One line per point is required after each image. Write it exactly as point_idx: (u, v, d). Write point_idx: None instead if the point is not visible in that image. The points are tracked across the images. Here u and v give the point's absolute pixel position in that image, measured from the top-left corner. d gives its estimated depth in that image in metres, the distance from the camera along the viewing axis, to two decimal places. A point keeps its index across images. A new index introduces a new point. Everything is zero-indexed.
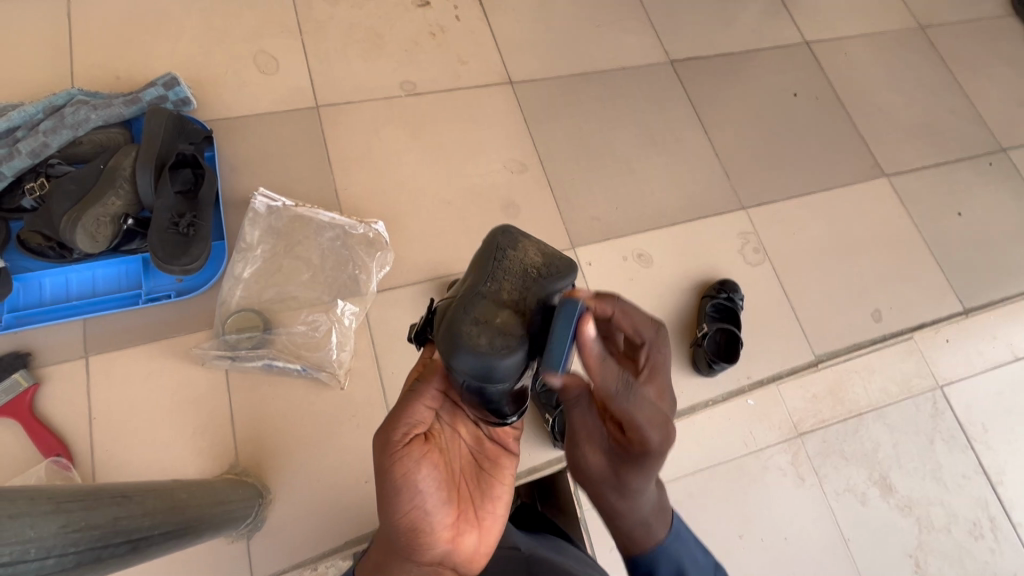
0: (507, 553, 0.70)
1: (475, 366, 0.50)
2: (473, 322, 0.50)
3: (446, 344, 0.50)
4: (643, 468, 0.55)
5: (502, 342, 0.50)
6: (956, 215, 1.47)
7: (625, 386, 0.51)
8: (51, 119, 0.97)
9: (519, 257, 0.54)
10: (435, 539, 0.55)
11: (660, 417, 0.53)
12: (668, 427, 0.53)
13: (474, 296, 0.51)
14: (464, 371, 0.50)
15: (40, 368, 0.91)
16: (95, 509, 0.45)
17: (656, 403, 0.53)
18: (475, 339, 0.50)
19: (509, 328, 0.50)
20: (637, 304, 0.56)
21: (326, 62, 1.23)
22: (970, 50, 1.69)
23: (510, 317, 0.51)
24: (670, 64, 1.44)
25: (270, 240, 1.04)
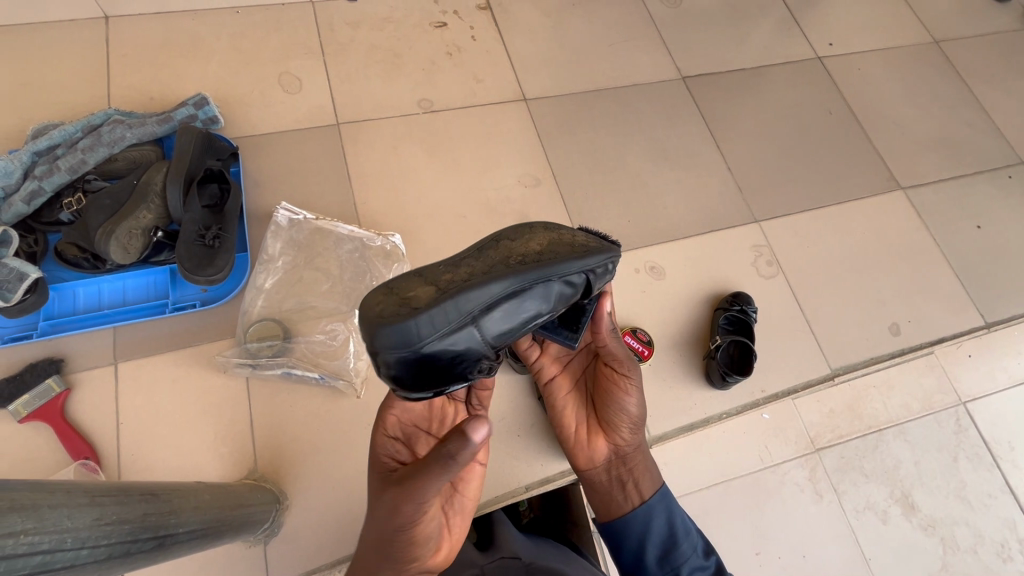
0: (505, 563, 0.73)
1: (388, 336, 0.50)
2: (389, 292, 0.54)
3: (362, 322, 0.52)
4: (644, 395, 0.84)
5: (410, 305, 0.51)
6: (976, 228, 1.46)
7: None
8: (89, 137, 1.03)
9: (498, 250, 0.58)
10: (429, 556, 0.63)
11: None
12: None
13: (414, 273, 0.55)
14: (381, 344, 0.51)
15: (72, 374, 0.94)
16: (125, 505, 0.47)
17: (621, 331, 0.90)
18: (380, 308, 0.52)
19: (423, 295, 0.52)
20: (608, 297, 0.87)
21: (347, 81, 1.27)
22: (987, 64, 1.69)
23: (425, 289, 0.53)
24: (682, 80, 1.47)
25: (291, 252, 1.08)
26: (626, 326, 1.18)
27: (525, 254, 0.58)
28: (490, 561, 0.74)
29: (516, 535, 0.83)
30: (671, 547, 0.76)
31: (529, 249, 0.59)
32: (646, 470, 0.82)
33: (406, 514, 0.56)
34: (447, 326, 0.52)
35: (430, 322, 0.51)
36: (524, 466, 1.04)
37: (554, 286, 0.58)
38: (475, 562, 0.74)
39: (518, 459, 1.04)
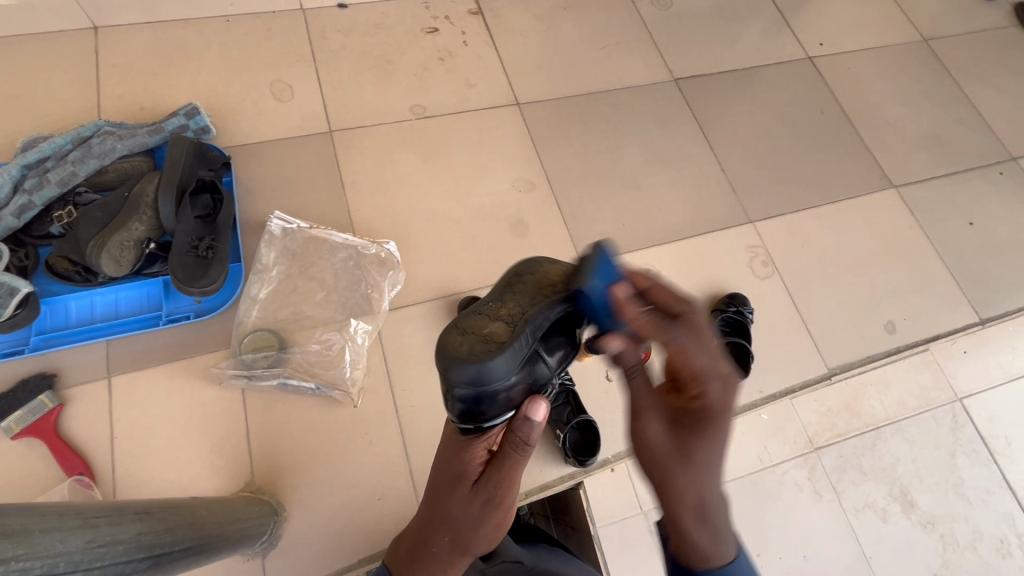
0: (507, 568, 0.73)
1: (467, 373, 0.55)
2: (463, 333, 0.58)
3: (444, 364, 0.57)
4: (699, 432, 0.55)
5: (491, 343, 0.57)
6: (969, 225, 1.46)
7: (665, 323, 0.56)
8: (79, 149, 1.02)
9: (539, 278, 0.65)
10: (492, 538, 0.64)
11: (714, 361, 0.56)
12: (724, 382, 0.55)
13: (471, 314, 0.61)
14: (459, 380, 0.56)
15: (64, 389, 0.93)
16: (119, 526, 0.46)
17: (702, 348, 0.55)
18: (462, 346, 0.57)
19: (499, 332, 0.58)
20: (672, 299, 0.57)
21: (339, 89, 1.27)
22: (976, 62, 1.70)
23: (494, 325, 0.59)
24: (674, 82, 1.47)
25: (286, 261, 1.07)
26: None
27: (559, 279, 0.66)
28: (491, 565, 0.74)
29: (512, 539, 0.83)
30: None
31: (558, 280, 0.65)
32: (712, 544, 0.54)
33: (507, 505, 0.59)
34: (521, 359, 0.58)
35: (507, 360, 0.57)
36: (523, 472, 1.03)
37: (593, 313, 0.65)
38: (475, 566, 0.74)
39: None
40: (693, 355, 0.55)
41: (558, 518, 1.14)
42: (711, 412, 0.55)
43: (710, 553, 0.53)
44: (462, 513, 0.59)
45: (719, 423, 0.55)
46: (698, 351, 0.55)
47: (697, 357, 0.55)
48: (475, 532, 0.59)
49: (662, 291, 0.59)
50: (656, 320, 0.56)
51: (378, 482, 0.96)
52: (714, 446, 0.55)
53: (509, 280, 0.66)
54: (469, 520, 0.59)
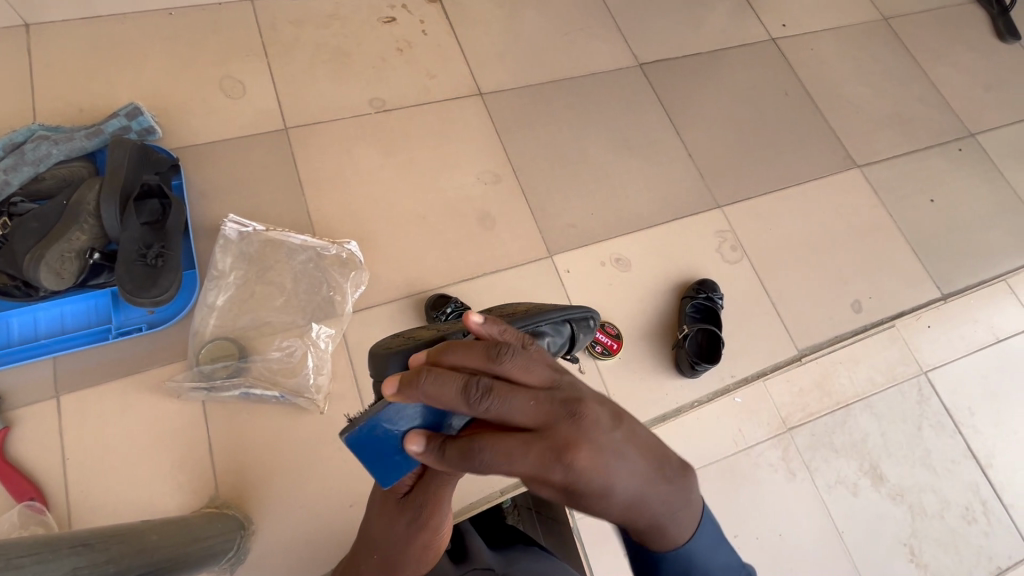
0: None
1: (396, 371, 0.52)
2: (395, 341, 0.58)
3: (374, 361, 0.56)
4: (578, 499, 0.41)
5: (417, 345, 0.55)
6: (930, 202, 1.49)
7: (468, 404, 0.39)
8: (11, 156, 0.96)
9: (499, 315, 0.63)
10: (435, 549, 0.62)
11: (545, 416, 0.40)
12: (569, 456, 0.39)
13: (412, 332, 0.62)
14: (387, 384, 0.53)
15: (10, 411, 0.89)
16: (49, 562, 0.43)
17: (529, 405, 0.40)
18: (391, 347, 0.57)
19: (430, 337, 0.57)
20: (504, 399, 0.39)
21: (294, 83, 1.22)
22: (934, 40, 1.72)
23: (426, 336, 0.58)
24: (639, 67, 1.45)
25: (242, 266, 1.03)
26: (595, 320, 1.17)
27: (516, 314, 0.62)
28: (459, 569, 0.75)
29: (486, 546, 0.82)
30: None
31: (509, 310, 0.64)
32: (659, 530, 0.46)
33: (433, 527, 0.58)
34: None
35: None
36: (497, 469, 1.02)
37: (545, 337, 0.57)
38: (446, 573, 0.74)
39: None
40: (512, 420, 0.40)
41: (540, 513, 1.13)
42: (577, 486, 0.40)
43: (666, 539, 0.47)
44: (389, 533, 0.59)
45: (591, 489, 0.40)
46: (518, 439, 0.39)
47: (514, 416, 0.40)
48: (407, 550, 0.59)
49: (439, 399, 0.39)
50: (461, 401, 0.39)
51: (349, 488, 0.94)
52: (600, 501, 0.41)
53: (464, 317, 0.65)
54: (395, 537, 0.58)
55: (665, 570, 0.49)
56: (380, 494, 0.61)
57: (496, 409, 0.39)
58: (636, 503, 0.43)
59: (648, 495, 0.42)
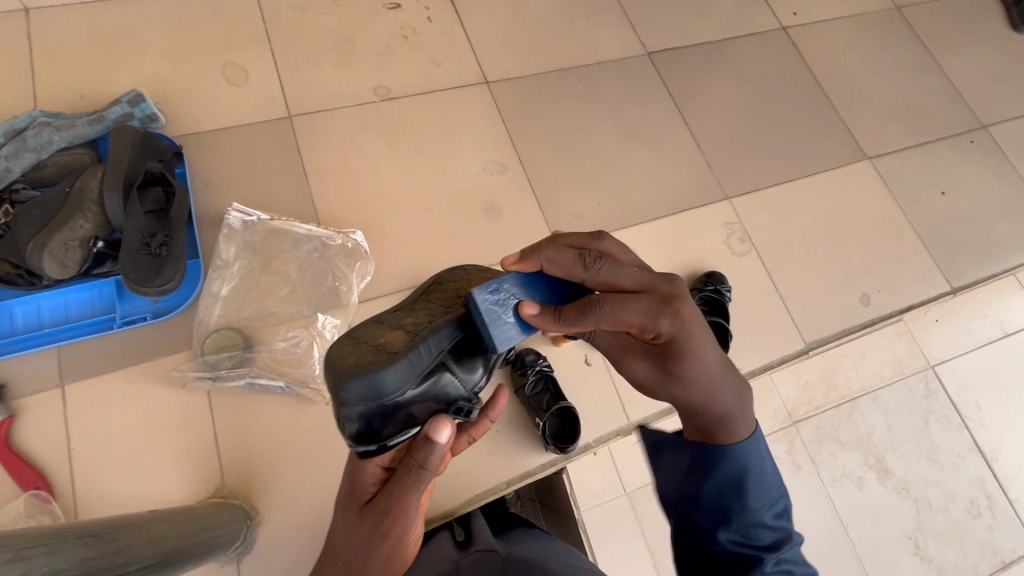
0: (482, 557, 0.72)
1: (370, 381, 0.49)
2: (354, 344, 0.52)
3: (332, 374, 0.50)
4: (681, 359, 0.54)
5: (385, 351, 0.51)
6: (941, 195, 1.47)
7: (585, 266, 0.53)
8: (13, 142, 0.95)
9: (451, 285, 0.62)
10: (402, 560, 0.59)
11: (647, 282, 0.52)
12: (676, 312, 0.52)
13: (370, 324, 0.55)
14: (352, 397, 0.49)
15: (14, 400, 0.88)
16: (58, 553, 0.42)
17: (632, 274, 0.53)
18: (350, 357, 0.51)
19: (396, 341, 0.52)
20: (615, 269, 0.52)
21: (297, 71, 1.20)
22: (948, 30, 1.69)
23: (392, 334, 0.53)
24: (647, 56, 1.43)
25: (246, 256, 1.02)
26: None
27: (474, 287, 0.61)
28: (465, 555, 0.74)
29: (489, 531, 0.82)
30: (735, 498, 0.55)
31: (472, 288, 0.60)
32: (728, 423, 0.56)
33: (397, 535, 0.55)
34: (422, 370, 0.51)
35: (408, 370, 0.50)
36: (503, 461, 1.02)
37: None
38: (451, 558, 0.73)
39: (497, 455, 1.02)
40: (619, 285, 0.52)
41: (544, 503, 1.13)
42: (678, 338, 0.53)
43: (724, 436, 0.56)
44: (352, 538, 0.56)
45: (687, 343, 0.53)
46: (633, 298, 0.51)
47: (621, 281, 0.52)
48: (372, 560, 0.56)
49: (558, 263, 0.53)
50: (577, 267, 0.53)
51: None
52: (691, 362, 0.54)
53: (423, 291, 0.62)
54: (357, 545, 0.56)
55: (722, 472, 0.55)
56: (346, 495, 0.59)
57: (605, 273, 0.52)
58: (711, 383, 0.55)
59: (719, 380, 0.55)
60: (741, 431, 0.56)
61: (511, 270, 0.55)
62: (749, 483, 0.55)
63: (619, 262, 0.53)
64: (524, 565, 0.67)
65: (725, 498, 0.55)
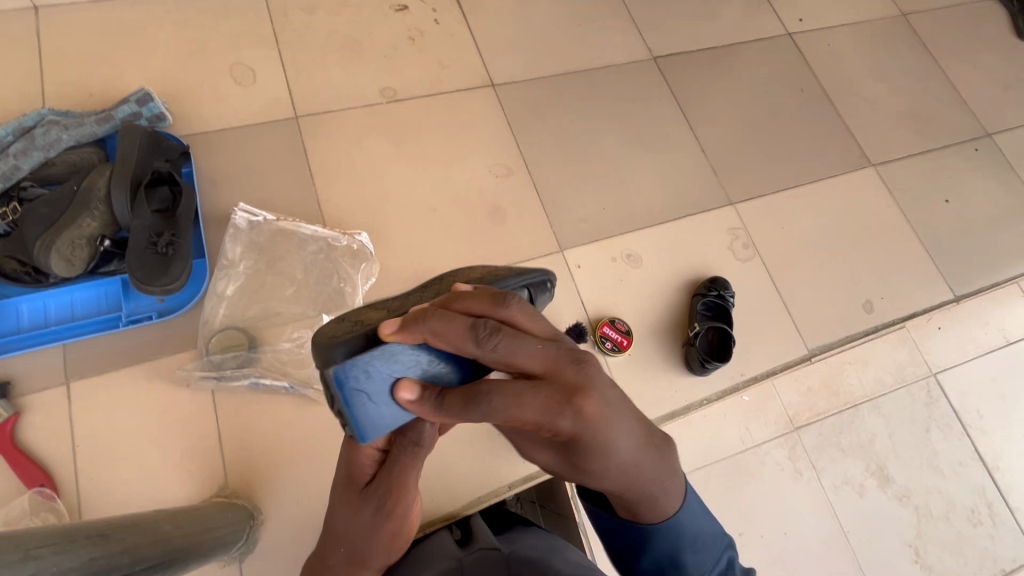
0: (484, 554, 0.70)
1: (360, 352, 0.46)
2: (343, 323, 0.50)
3: (317, 347, 0.47)
4: (576, 457, 0.47)
5: (370, 327, 0.49)
6: (945, 203, 1.47)
7: (479, 342, 0.42)
8: (22, 140, 0.96)
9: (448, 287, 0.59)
10: (405, 538, 0.60)
11: (554, 363, 0.43)
12: (580, 407, 0.44)
13: (360, 311, 0.53)
14: (338, 366, 0.45)
15: (20, 397, 0.89)
16: (67, 553, 0.43)
17: (540, 355, 0.43)
18: (337, 333, 0.48)
19: (384, 320, 0.50)
20: (516, 338, 0.43)
21: (304, 72, 1.20)
22: (954, 38, 1.69)
23: (381, 317, 0.51)
24: (653, 61, 1.43)
25: (252, 256, 1.02)
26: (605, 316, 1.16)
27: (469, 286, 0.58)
28: (466, 554, 0.72)
29: (488, 530, 0.81)
30: (672, 570, 0.56)
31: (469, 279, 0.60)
32: (649, 501, 0.53)
33: (401, 512, 0.57)
34: None
35: None
36: (506, 464, 1.02)
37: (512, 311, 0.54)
38: (453, 556, 0.72)
39: (500, 457, 1.02)
40: (520, 364, 0.43)
41: (545, 506, 1.13)
42: (583, 434, 0.45)
43: (649, 511, 0.54)
44: (354, 522, 0.57)
45: (592, 442, 0.45)
46: (529, 389, 0.43)
47: (523, 360, 0.43)
48: (379, 538, 0.58)
49: (448, 337, 0.43)
50: (469, 343, 0.43)
51: None
52: (603, 458, 0.47)
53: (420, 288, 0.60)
54: (360, 528, 0.57)
55: (656, 548, 0.56)
56: (341, 485, 0.59)
57: (503, 351, 0.42)
58: (630, 476, 0.50)
59: (643, 464, 0.49)
60: (668, 506, 0.54)
61: (391, 343, 0.45)
62: (683, 556, 0.55)
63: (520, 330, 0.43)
64: (528, 561, 0.65)
65: (662, 573, 0.56)
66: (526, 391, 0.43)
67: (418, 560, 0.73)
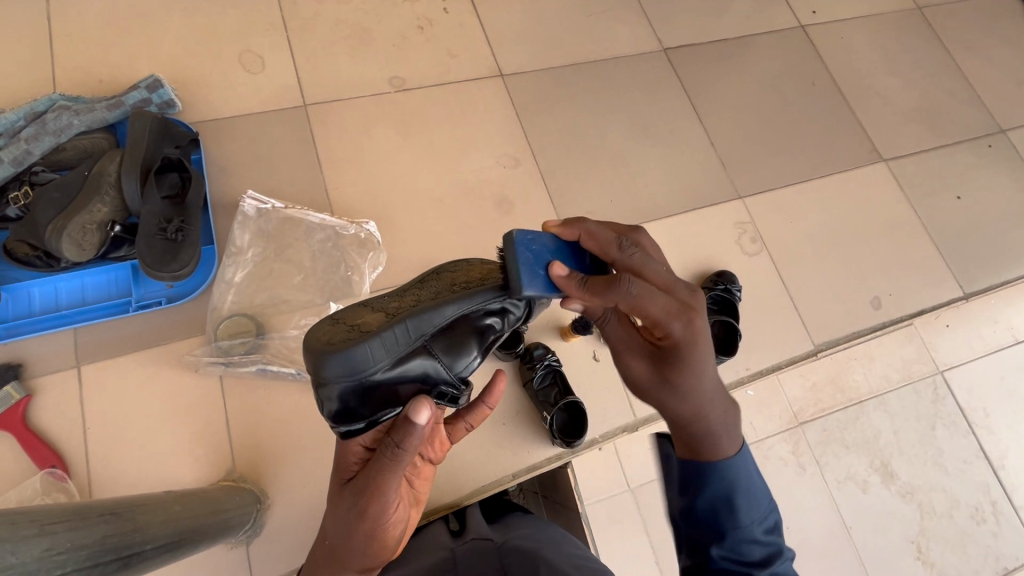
0: (475, 545, 0.70)
1: (343, 361, 0.53)
2: (334, 323, 0.57)
3: (307, 353, 0.54)
4: (676, 372, 0.54)
5: (360, 331, 0.55)
6: (956, 199, 1.46)
7: (620, 250, 0.59)
8: (33, 125, 0.96)
9: (448, 278, 0.65)
10: (379, 549, 0.58)
11: (671, 309, 0.54)
12: (691, 320, 0.54)
13: (355, 308, 0.60)
14: (331, 376, 0.53)
15: (31, 379, 0.90)
16: (81, 530, 0.43)
17: (662, 297, 0.54)
18: (326, 337, 0.55)
19: (373, 322, 0.56)
20: (648, 290, 0.53)
21: (313, 60, 1.20)
22: (969, 32, 1.67)
23: (371, 317, 0.57)
24: (663, 52, 1.42)
25: (261, 243, 1.03)
26: None
27: (462, 280, 0.63)
28: (459, 544, 0.72)
29: (485, 521, 0.82)
30: (727, 513, 0.53)
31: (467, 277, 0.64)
32: (710, 437, 0.54)
33: (375, 515, 0.55)
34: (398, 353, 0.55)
35: (381, 350, 0.54)
36: (510, 453, 1.03)
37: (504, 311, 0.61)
38: (447, 546, 0.72)
39: (504, 447, 1.03)
40: (648, 301, 0.53)
41: (548, 496, 1.14)
42: (683, 347, 0.54)
43: (708, 448, 0.54)
44: (336, 519, 0.57)
45: (693, 354, 0.54)
46: (659, 290, 0.54)
47: (650, 299, 0.53)
48: (349, 544, 0.56)
49: (644, 288, 0.53)
50: (609, 283, 0.54)
51: None
52: (688, 376, 0.54)
53: (424, 278, 0.66)
54: (339, 525, 0.56)
55: (711, 487, 0.54)
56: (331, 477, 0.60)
57: (639, 294, 0.53)
58: (702, 402, 0.54)
59: (712, 401, 0.54)
60: (727, 448, 0.54)
61: (550, 234, 0.62)
62: (737, 498, 0.53)
63: (653, 286, 0.54)
64: (522, 552, 0.66)
65: (721, 518, 0.53)
66: (664, 302, 0.54)
67: (415, 549, 0.73)
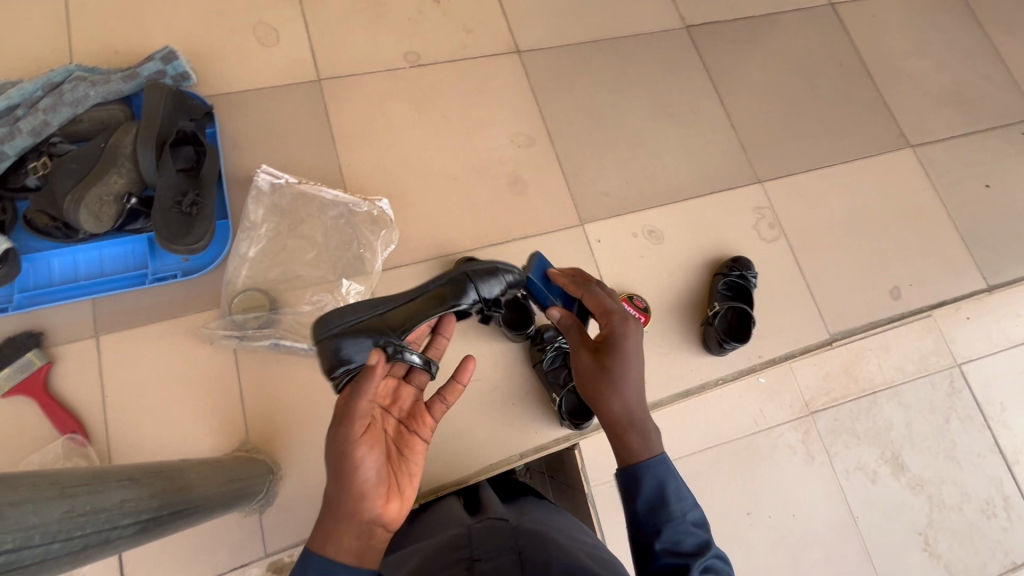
0: (491, 524, 0.69)
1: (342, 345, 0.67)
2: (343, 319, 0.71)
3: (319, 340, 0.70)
4: (615, 356, 0.66)
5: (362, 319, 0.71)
6: (985, 188, 1.41)
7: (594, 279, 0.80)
8: (50, 96, 0.96)
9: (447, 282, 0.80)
10: (358, 494, 0.53)
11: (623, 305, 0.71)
12: (628, 322, 0.69)
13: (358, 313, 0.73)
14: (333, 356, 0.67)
15: (52, 348, 0.92)
16: (100, 493, 0.44)
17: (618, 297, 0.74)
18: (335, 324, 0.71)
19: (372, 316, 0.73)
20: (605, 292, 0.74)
21: (328, 33, 1.19)
22: (1008, 12, 1.59)
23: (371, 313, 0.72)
24: (685, 30, 1.38)
25: (275, 219, 1.03)
26: (623, 292, 1.15)
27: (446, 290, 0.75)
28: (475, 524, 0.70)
29: (496, 505, 0.81)
30: (661, 506, 0.56)
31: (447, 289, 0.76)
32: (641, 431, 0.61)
33: (347, 443, 0.53)
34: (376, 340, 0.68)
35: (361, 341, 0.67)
36: (518, 433, 1.03)
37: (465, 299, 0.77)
38: (461, 525, 0.71)
39: (512, 427, 1.04)
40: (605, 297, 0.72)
41: (554, 476, 1.16)
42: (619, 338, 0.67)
43: (641, 446, 0.60)
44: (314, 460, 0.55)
45: (626, 345, 0.67)
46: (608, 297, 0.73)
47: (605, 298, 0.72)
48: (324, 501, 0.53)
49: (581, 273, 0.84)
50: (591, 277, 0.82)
51: None
52: (622, 368, 0.65)
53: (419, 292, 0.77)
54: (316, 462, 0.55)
55: (644, 483, 0.58)
56: None
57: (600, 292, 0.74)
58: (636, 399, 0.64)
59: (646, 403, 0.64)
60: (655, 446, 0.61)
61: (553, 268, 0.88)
62: (668, 486, 0.57)
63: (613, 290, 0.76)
64: (537, 535, 0.65)
65: (657, 513, 0.56)
66: (614, 304, 0.71)
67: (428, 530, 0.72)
